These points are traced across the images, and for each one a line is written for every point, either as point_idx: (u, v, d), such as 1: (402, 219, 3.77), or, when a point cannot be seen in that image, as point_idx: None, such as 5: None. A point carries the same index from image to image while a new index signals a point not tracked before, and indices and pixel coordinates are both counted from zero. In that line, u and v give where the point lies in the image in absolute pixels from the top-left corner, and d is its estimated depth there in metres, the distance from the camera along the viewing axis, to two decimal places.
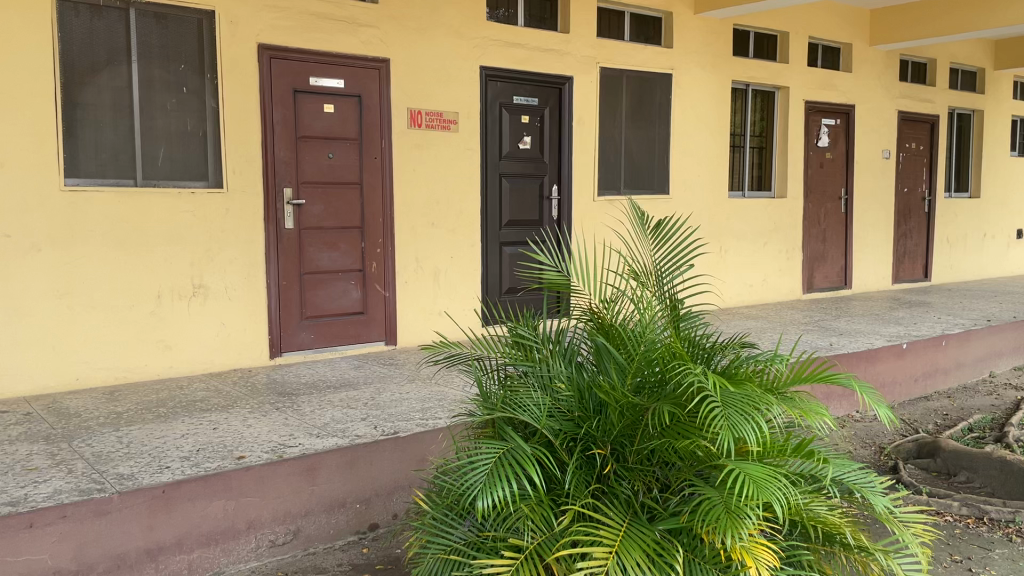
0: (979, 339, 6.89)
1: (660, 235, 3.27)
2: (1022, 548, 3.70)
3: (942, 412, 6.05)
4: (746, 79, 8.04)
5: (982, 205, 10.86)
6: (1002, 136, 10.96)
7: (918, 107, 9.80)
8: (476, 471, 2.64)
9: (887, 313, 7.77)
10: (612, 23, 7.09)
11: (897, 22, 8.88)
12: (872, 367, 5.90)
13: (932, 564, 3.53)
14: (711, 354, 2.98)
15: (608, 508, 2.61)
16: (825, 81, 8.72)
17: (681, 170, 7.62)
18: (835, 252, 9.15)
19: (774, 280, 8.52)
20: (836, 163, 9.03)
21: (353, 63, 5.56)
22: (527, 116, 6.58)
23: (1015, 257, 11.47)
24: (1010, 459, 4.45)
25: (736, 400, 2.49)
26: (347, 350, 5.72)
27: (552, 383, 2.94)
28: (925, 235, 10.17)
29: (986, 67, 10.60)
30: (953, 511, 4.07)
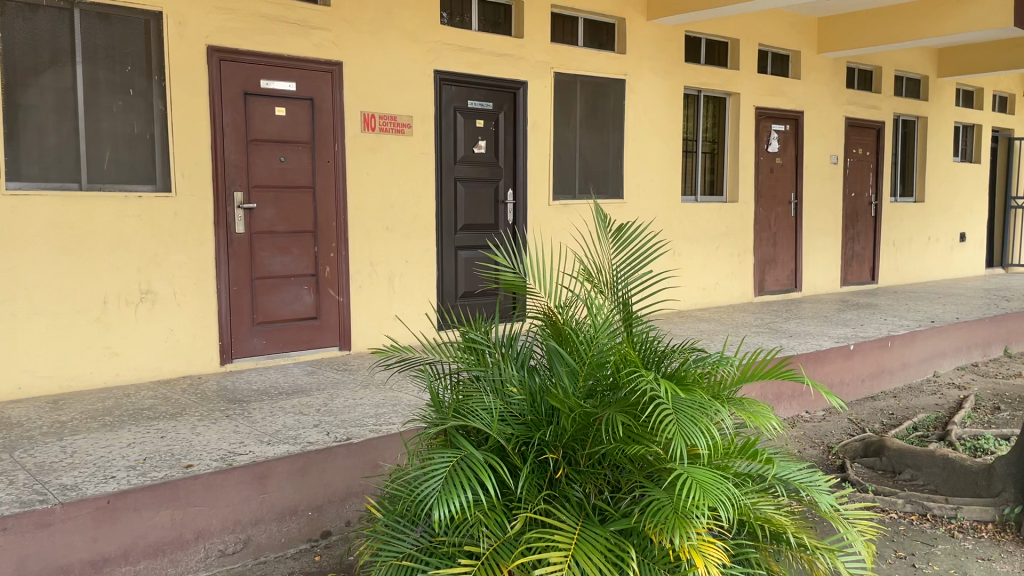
0: (923, 340, 7.08)
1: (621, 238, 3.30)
2: (963, 543, 3.80)
3: (889, 411, 6.19)
4: (698, 85, 8.15)
5: (926, 209, 11.16)
6: (945, 142, 11.28)
7: (864, 113, 10.04)
8: (431, 478, 2.62)
9: (836, 315, 7.93)
10: (566, 28, 7.14)
11: (843, 30, 9.07)
12: (820, 368, 6.02)
13: (877, 559, 3.62)
14: (662, 358, 3.02)
15: (560, 512, 2.62)
16: (775, 88, 8.88)
17: (635, 174, 7.69)
18: (785, 255, 9.31)
19: (727, 283, 8.65)
20: (786, 168, 9.20)
21: (305, 66, 5.50)
22: (482, 121, 6.59)
23: (958, 259, 11.80)
24: (954, 458, 4.45)
25: (686, 406, 2.53)
26: (300, 356, 5.65)
27: (503, 387, 2.94)
28: (872, 238, 10.41)
29: (929, 75, 10.89)
30: (897, 509, 4.18)
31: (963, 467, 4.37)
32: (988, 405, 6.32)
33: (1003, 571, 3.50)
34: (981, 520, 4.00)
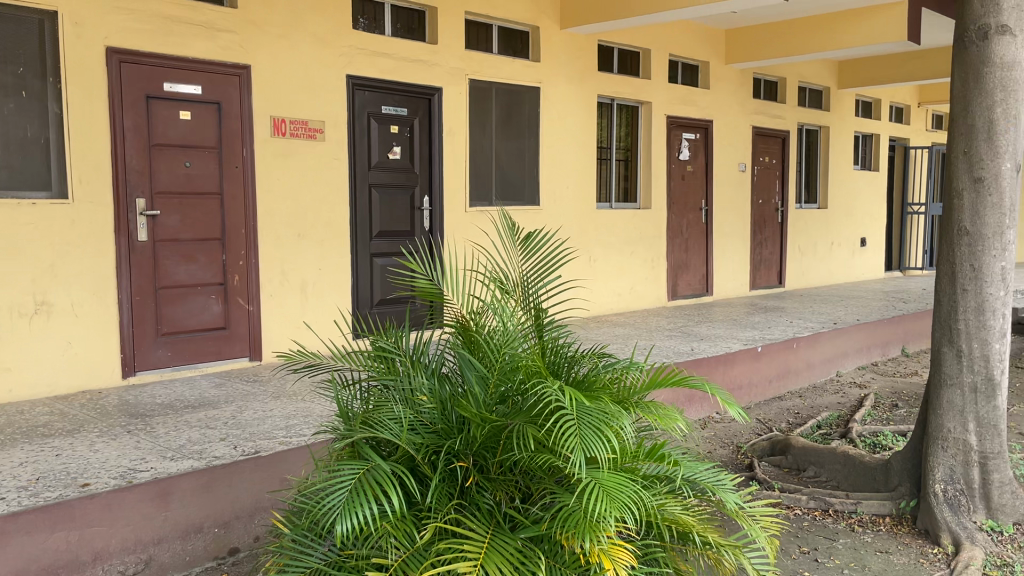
0: (826, 341, 7.35)
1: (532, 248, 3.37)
2: (863, 537, 3.95)
3: (795, 411, 6.40)
4: (611, 93, 8.28)
5: (829, 215, 11.61)
6: (846, 151, 11.77)
7: (770, 123, 10.39)
8: (337, 489, 2.58)
9: (745, 318, 8.16)
10: (480, 35, 7.16)
11: (750, 42, 9.36)
12: (729, 370, 6.18)
13: (782, 555, 3.73)
14: (572, 364, 3.08)
15: (470, 520, 2.61)
16: (685, 97, 9.10)
17: (550, 181, 7.75)
18: (696, 260, 9.54)
19: (641, 288, 8.80)
20: (697, 175, 9.43)
21: (211, 69, 5.35)
22: (396, 126, 6.53)
23: (859, 264, 12.32)
24: (852, 454, 4.64)
25: (590, 416, 2.57)
26: (208, 368, 5.48)
27: (413, 396, 2.90)
28: (779, 244, 10.77)
29: (830, 86, 11.35)
30: (801, 505, 4.32)
31: (863, 462, 4.55)
32: (887, 403, 6.60)
33: (899, 563, 3.66)
34: (880, 514, 4.16)
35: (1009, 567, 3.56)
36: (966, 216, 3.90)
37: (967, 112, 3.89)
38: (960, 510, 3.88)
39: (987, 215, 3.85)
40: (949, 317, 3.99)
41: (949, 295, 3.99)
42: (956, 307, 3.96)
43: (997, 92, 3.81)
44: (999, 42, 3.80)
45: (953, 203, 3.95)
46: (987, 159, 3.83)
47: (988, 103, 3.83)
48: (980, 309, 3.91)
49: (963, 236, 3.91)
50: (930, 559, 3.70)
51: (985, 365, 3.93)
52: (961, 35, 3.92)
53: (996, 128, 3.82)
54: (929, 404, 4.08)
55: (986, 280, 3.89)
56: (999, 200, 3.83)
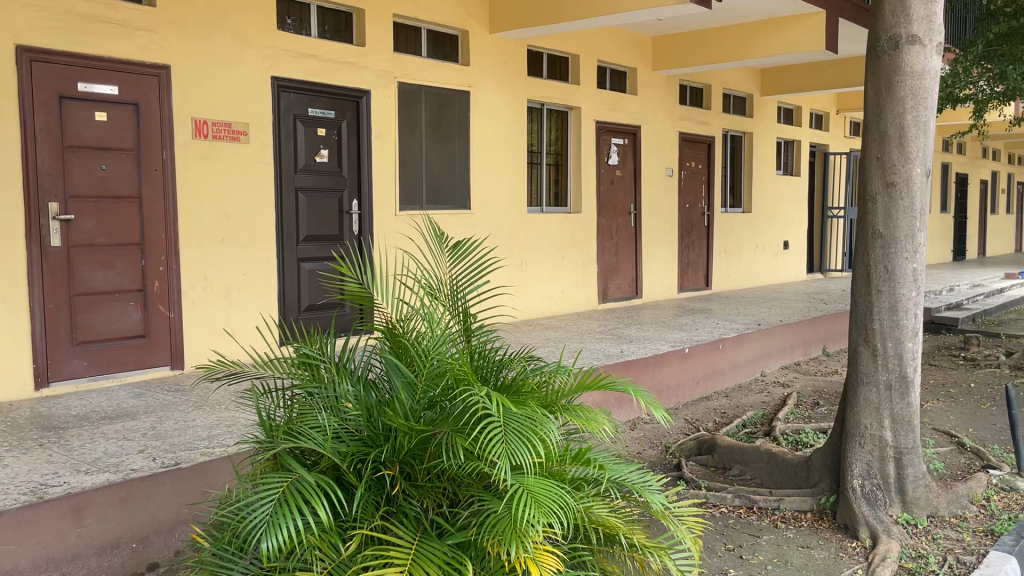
0: (751, 342, 7.53)
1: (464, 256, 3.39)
2: (786, 533, 4.04)
3: (722, 411, 6.53)
4: (540, 98, 8.33)
5: (754, 219, 11.91)
6: (769, 157, 12.10)
7: (696, 129, 10.60)
8: (261, 502, 2.52)
9: (672, 320, 8.30)
10: (409, 39, 7.11)
11: (676, 49, 9.54)
12: (658, 371, 6.27)
13: (708, 553, 3.79)
14: (500, 368, 3.07)
15: (397, 529, 2.57)
16: (614, 103, 9.22)
17: (480, 185, 7.74)
18: (626, 263, 9.66)
19: (572, 291, 8.86)
20: (625, 180, 9.56)
21: (128, 69, 5.18)
22: (323, 129, 6.43)
23: (782, 266, 12.66)
24: (775, 452, 4.76)
25: (516, 422, 2.58)
26: (127, 377, 5.30)
27: (337, 403, 2.85)
28: (705, 246, 10.99)
29: (753, 93, 11.65)
30: (727, 503, 4.40)
31: (785, 460, 4.68)
32: (809, 402, 6.80)
33: (820, 558, 3.75)
34: (801, 510, 4.26)
35: (923, 558, 3.69)
36: (879, 220, 4.04)
37: (879, 119, 4.04)
38: (877, 504, 4.01)
39: (899, 219, 4.00)
40: (864, 317, 4.13)
41: (865, 296, 4.12)
42: (871, 308, 4.10)
43: (907, 101, 3.96)
44: (909, 52, 3.95)
45: (868, 207, 4.09)
46: (899, 164, 3.98)
47: (900, 111, 3.97)
48: (894, 309, 4.05)
49: (877, 239, 4.05)
50: (849, 552, 3.81)
51: (899, 363, 4.08)
52: (874, 44, 4.07)
53: (907, 134, 3.96)
54: (847, 402, 4.22)
55: (899, 281, 4.04)
56: (910, 204, 3.98)
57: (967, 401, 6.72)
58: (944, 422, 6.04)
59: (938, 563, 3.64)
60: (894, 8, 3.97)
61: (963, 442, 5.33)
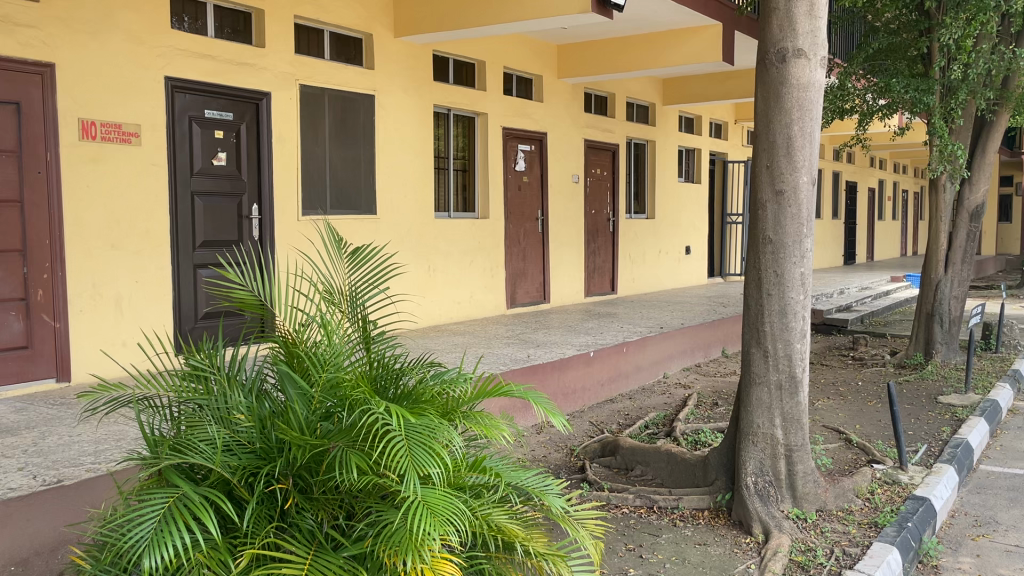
0: (654, 345, 7.70)
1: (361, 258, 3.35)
2: (684, 531, 4.14)
3: (625, 413, 6.64)
4: (446, 103, 8.32)
5: (657, 224, 12.20)
6: (670, 164, 12.43)
7: (601, 136, 10.79)
8: (145, 519, 2.43)
9: (579, 324, 8.41)
10: (311, 41, 6.99)
11: (580, 58, 9.69)
12: (563, 375, 6.34)
13: (610, 554, 3.85)
14: (399, 376, 3.05)
15: (290, 543, 2.52)
16: (520, 109, 9.29)
17: (386, 190, 7.66)
18: (534, 268, 9.74)
19: (480, 296, 8.86)
20: (532, 186, 9.64)
21: (9, 67, 4.92)
22: (221, 132, 6.25)
23: (684, 270, 13.02)
24: (674, 452, 4.87)
25: (417, 433, 2.58)
26: (8, 391, 5.01)
27: (228, 416, 2.79)
28: (611, 251, 11.19)
29: (656, 102, 11.95)
30: (628, 503, 4.47)
31: (683, 460, 4.80)
32: (708, 402, 7.00)
33: (716, 554, 3.86)
34: (699, 508, 4.38)
35: (813, 551, 3.82)
36: (769, 226, 4.20)
37: (768, 130, 4.20)
38: (770, 500, 4.15)
39: (787, 226, 4.16)
40: (756, 320, 4.28)
41: (756, 300, 4.28)
42: (762, 311, 4.25)
43: (794, 111, 4.13)
44: (795, 65, 4.12)
45: (758, 214, 4.24)
46: (786, 172, 4.15)
47: (787, 122, 4.14)
48: (783, 313, 4.22)
49: (767, 244, 4.21)
50: (743, 548, 3.93)
51: (788, 364, 4.24)
52: (763, 57, 4.23)
53: (794, 144, 4.14)
54: (740, 402, 4.37)
55: (788, 285, 4.20)
56: (797, 211, 4.15)
57: (855, 398, 7.05)
58: (834, 419, 6.32)
59: (826, 555, 3.78)
60: (781, 22, 4.15)
61: (850, 438, 5.59)
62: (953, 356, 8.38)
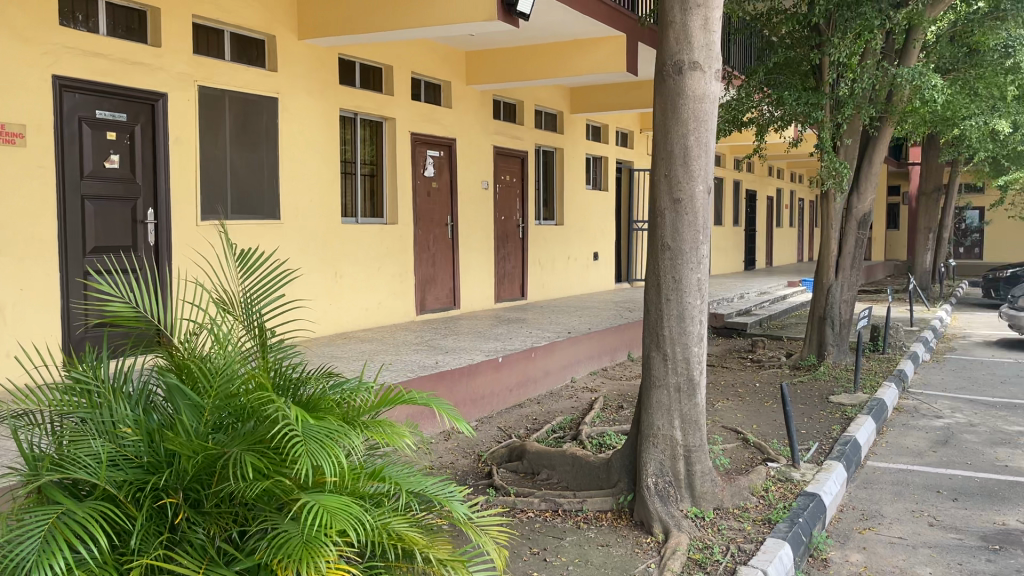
0: (561, 350, 7.79)
1: (257, 263, 3.30)
2: (588, 533, 4.20)
3: (534, 417, 6.67)
4: (353, 108, 8.23)
5: (566, 231, 12.36)
6: (578, 171, 12.62)
7: (510, 143, 10.87)
8: (24, 537, 2.31)
9: (489, 330, 8.43)
10: (210, 42, 6.80)
11: (488, 65, 9.75)
12: (472, 381, 6.34)
13: (514, 559, 3.87)
14: (296, 386, 3.01)
15: (181, 556, 2.44)
16: (428, 115, 9.26)
17: (291, 195, 7.51)
18: (443, 274, 9.71)
19: (389, 302, 8.77)
20: (441, 191, 9.62)
21: None
22: (114, 133, 6.00)
23: (593, 276, 13.22)
24: (579, 455, 4.95)
25: (315, 433, 2.54)
26: None
27: (114, 429, 2.69)
28: (520, 257, 11.26)
29: (564, 110, 12.13)
30: (534, 507, 4.50)
31: (588, 462, 4.87)
32: (613, 405, 7.12)
33: (618, 554, 3.92)
34: (602, 510, 4.46)
35: (709, 548, 3.94)
36: (667, 233, 4.32)
37: (666, 140, 4.31)
38: (669, 500, 4.26)
39: (684, 233, 4.29)
40: (656, 324, 4.39)
41: (655, 304, 4.39)
42: (662, 315, 4.37)
43: (691, 122, 4.26)
44: (691, 77, 4.25)
45: (657, 221, 4.36)
46: (683, 181, 4.27)
47: (683, 132, 4.27)
48: (682, 316, 4.34)
49: (665, 251, 4.32)
50: (644, 548, 4.01)
51: (686, 366, 4.37)
52: (661, 69, 4.34)
53: (690, 154, 4.27)
54: (641, 406, 4.47)
55: (685, 290, 4.32)
56: (694, 218, 4.28)
57: (753, 399, 7.31)
58: (733, 420, 6.52)
59: (722, 552, 3.90)
60: (677, 35, 4.27)
61: (747, 438, 5.78)
62: (843, 357, 8.78)
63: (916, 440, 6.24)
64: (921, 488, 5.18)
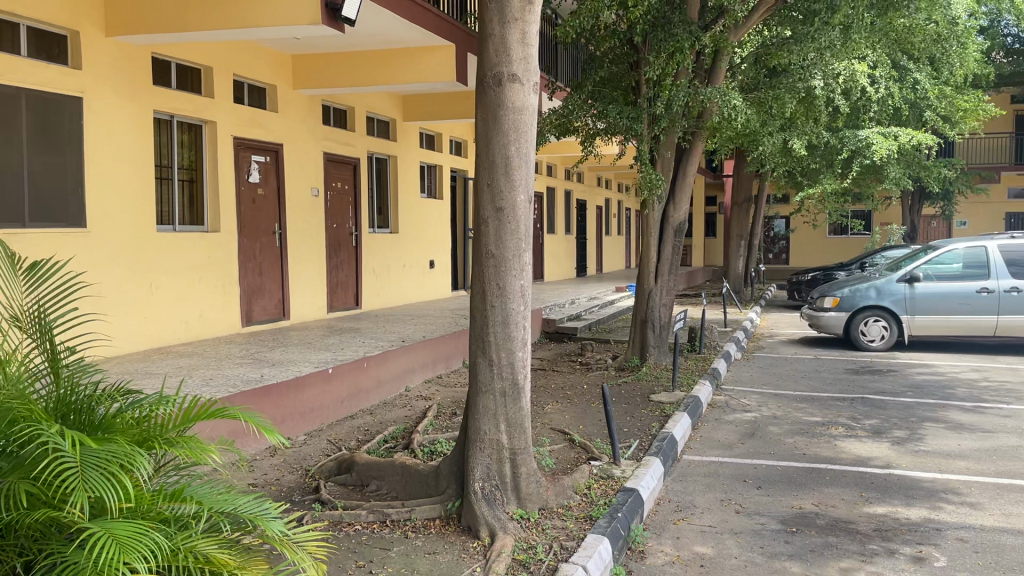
0: (394, 359, 7.74)
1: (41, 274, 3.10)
2: (415, 542, 4.18)
3: (365, 427, 6.56)
4: (169, 110, 7.82)
5: (400, 239, 12.30)
6: (412, 179, 12.62)
7: (340, 149, 10.70)
8: None
9: (320, 341, 8.24)
10: (3, 35, 6.26)
11: (315, 70, 9.57)
12: (300, 394, 6.17)
13: (337, 572, 3.80)
14: (91, 406, 2.83)
15: None
16: (252, 119, 8.94)
17: (99, 200, 7.02)
18: (271, 284, 9.38)
19: (211, 314, 8.37)
20: (267, 199, 9.30)
21: None
22: None
23: (429, 284, 13.23)
24: (408, 464, 4.92)
25: (97, 459, 2.39)
26: None
27: None
28: (353, 266, 11.09)
29: (396, 118, 12.09)
30: (361, 520, 4.43)
31: (417, 471, 4.85)
32: (447, 412, 7.14)
33: (444, 561, 3.92)
34: (430, 517, 4.46)
35: (533, 549, 4.03)
36: (491, 240, 4.39)
37: (488, 149, 4.39)
38: (496, 503, 4.32)
39: (507, 241, 4.38)
40: (481, 331, 4.46)
41: (481, 311, 4.46)
42: (487, 322, 4.44)
43: (511, 133, 4.36)
44: (510, 89, 4.35)
45: (481, 229, 4.42)
46: (505, 190, 4.36)
47: (504, 142, 4.36)
48: (506, 323, 4.43)
49: (489, 258, 4.40)
50: (470, 552, 4.03)
51: (511, 371, 4.46)
52: (481, 80, 4.42)
53: (511, 164, 4.36)
54: (468, 411, 4.52)
55: (509, 297, 4.42)
56: (516, 227, 4.39)
57: (580, 400, 7.58)
58: (561, 421, 6.73)
59: (544, 551, 3.99)
60: (496, 47, 4.36)
61: (573, 438, 5.98)
62: (663, 358, 9.26)
63: (726, 434, 6.67)
64: (730, 479, 5.55)
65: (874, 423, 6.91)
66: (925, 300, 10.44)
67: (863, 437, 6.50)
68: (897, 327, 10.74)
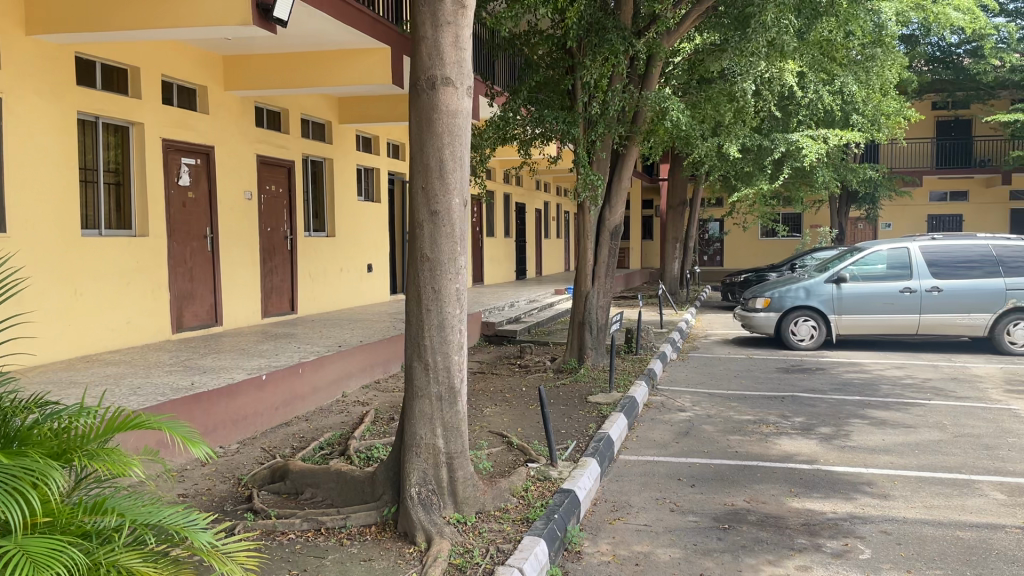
0: (330, 364, 7.65)
1: None
2: (350, 549, 4.13)
3: (300, 434, 6.47)
4: (94, 111, 7.57)
5: (337, 242, 12.15)
6: (349, 182, 12.49)
7: (274, 152, 10.52)
8: None
9: (253, 347, 8.07)
10: None
11: (248, 71, 9.40)
12: (232, 401, 6.05)
13: None
14: (5, 417, 2.74)
15: None
16: (181, 120, 8.73)
17: (19, 205, 6.77)
18: (203, 289, 9.17)
19: (140, 320, 8.13)
20: (199, 202, 9.09)
21: None
22: None
23: (367, 288, 13.11)
24: (343, 471, 4.86)
25: (4, 477, 2.34)
26: None
27: None
28: (289, 270, 10.91)
29: (332, 120, 11.95)
30: (295, 528, 4.36)
31: (352, 477, 4.80)
32: (384, 418, 7.07)
33: (380, 568, 3.88)
34: (366, 524, 4.41)
35: (469, 553, 4.02)
36: (426, 244, 4.37)
37: (423, 152, 4.37)
38: (433, 508, 4.29)
39: (442, 243, 4.37)
40: (416, 335, 4.44)
41: (417, 314, 4.44)
42: (422, 325, 4.42)
43: (445, 136, 4.35)
44: (443, 92, 4.34)
45: (416, 232, 4.40)
46: (439, 194, 4.35)
47: (439, 146, 4.35)
48: (442, 326, 4.42)
49: (424, 261, 4.38)
50: (406, 558, 4.00)
51: (447, 375, 4.45)
52: (414, 83, 4.39)
53: (446, 167, 4.35)
54: (405, 415, 4.49)
55: (445, 300, 4.41)
56: (451, 230, 4.38)
57: (519, 403, 7.60)
58: (499, 424, 6.73)
59: (481, 554, 3.99)
60: (430, 50, 4.35)
61: (511, 441, 6.00)
62: (601, 359, 9.35)
63: (661, 433, 6.77)
64: (665, 478, 5.63)
65: (803, 420, 7.09)
66: (851, 300, 10.77)
67: (793, 434, 6.66)
68: (826, 326, 11.05)
